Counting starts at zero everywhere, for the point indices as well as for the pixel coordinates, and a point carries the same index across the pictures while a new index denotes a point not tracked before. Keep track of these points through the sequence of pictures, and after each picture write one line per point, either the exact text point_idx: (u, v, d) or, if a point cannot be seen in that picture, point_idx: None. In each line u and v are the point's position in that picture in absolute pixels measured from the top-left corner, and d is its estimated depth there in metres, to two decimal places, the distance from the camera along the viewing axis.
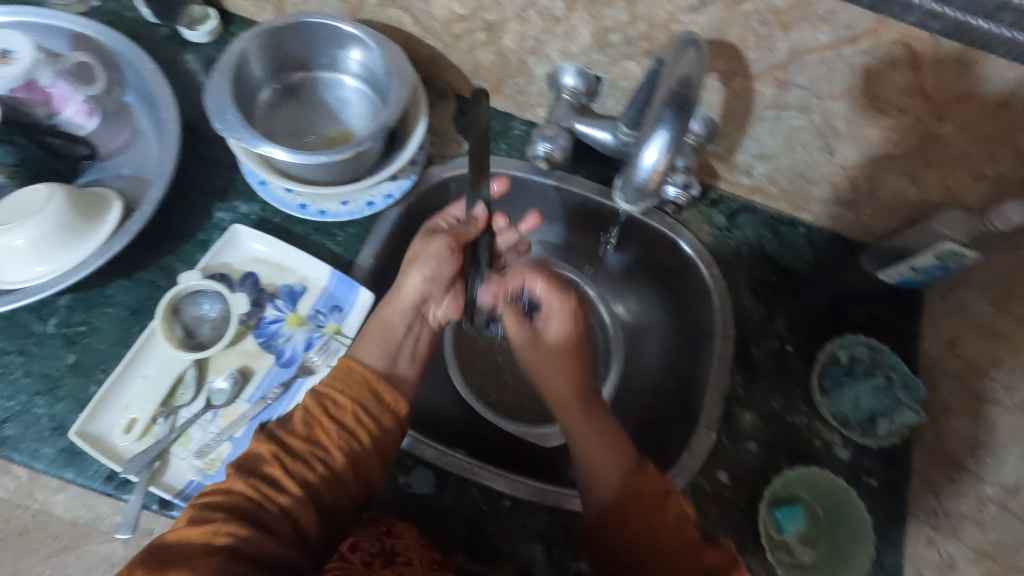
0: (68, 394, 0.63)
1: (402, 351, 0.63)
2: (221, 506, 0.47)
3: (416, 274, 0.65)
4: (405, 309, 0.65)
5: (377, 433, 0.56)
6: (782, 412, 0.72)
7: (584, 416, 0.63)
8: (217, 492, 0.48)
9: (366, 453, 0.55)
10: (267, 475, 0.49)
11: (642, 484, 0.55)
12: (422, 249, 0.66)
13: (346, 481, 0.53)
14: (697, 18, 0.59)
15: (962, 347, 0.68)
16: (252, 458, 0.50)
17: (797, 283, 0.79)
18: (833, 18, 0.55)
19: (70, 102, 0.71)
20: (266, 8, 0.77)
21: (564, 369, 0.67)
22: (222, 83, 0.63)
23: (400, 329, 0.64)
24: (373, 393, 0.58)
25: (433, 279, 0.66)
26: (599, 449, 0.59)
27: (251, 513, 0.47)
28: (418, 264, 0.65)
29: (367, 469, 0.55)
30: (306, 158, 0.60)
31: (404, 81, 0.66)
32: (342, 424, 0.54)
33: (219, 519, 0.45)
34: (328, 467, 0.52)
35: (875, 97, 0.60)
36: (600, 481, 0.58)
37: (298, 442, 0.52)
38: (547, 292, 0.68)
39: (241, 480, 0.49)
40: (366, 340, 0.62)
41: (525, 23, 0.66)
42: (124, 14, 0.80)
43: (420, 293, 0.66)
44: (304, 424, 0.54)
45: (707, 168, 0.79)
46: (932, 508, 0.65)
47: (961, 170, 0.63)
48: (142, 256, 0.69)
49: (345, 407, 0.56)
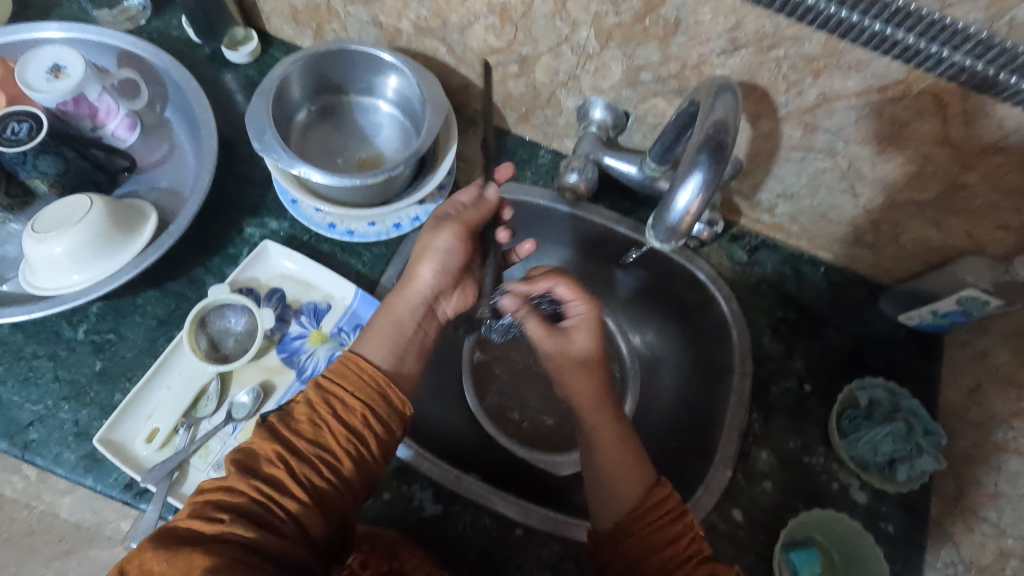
0: (93, 401, 0.63)
1: (410, 348, 0.61)
2: (224, 505, 0.47)
3: (426, 267, 0.64)
4: (415, 303, 0.63)
5: (384, 435, 0.54)
6: (799, 452, 0.71)
7: (613, 425, 0.59)
8: (220, 490, 0.48)
9: (370, 455, 0.53)
10: (269, 477, 0.49)
11: (664, 500, 0.55)
12: (430, 240, 0.64)
13: (351, 483, 0.52)
14: (728, 61, 0.61)
15: (984, 396, 0.67)
16: (254, 456, 0.50)
17: (816, 322, 0.79)
18: (863, 67, 0.56)
19: (114, 116, 0.73)
20: (306, 32, 0.80)
21: (591, 377, 0.61)
22: (263, 104, 0.65)
23: (410, 323, 0.62)
24: (382, 394, 0.56)
25: (442, 271, 0.64)
26: (620, 459, 0.57)
27: (255, 514, 0.47)
28: (428, 257, 0.64)
29: (370, 470, 0.54)
30: (340, 180, 0.62)
31: (437, 109, 0.68)
32: (350, 427, 0.53)
33: (225, 519, 0.46)
34: (333, 471, 0.51)
35: (901, 145, 0.61)
36: (618, 496, 0.55)
37: (301, 443, 0.51)
38: (573, 295, 0.66)
39: (243, 480, 0.48)
40: (375, 336, 0.60)
41: (558, 58, 0.68)
42: (170, 33, 0.83)
43: (429, 287, 0.64)
44: (310, 424, 0.52)
45: (729, 205, 0.80)
46: (950, 559, 0.64)
47: (985, 219, 0.63)
48: (172, 267, 0.70)
49: (353, 408, 0.54)
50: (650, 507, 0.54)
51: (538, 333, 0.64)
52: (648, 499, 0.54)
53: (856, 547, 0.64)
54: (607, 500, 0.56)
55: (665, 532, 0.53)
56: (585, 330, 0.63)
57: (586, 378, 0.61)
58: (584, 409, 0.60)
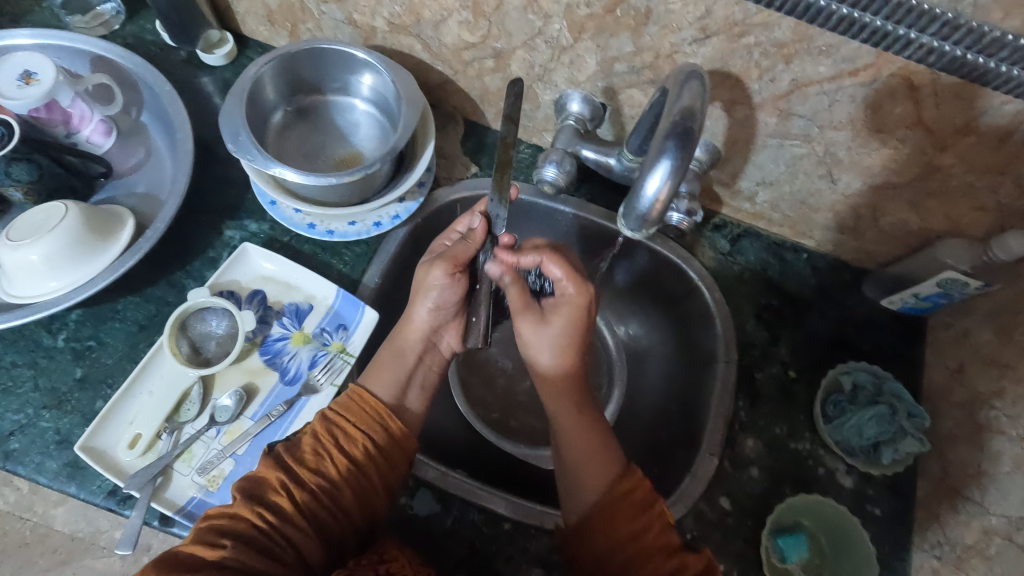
0: (74, 409, 0.63)
1: (413, 380, 0.63)
2: (227, 531, 0.46)
3: (420, 306, 0.64)
4: (417, 341, 0.64)
5: (385, 468, 0.56)
6: (785, 438, 0.72)
7: (576, 415, 0.59)
8: (224, 516, 0.47)
9: (372, 485, 0.54)
10: (273, 505, 0.49)
11: (633, 488, 0.54)
12: (423, 278, 0.64)
13: (351, 512, 0.53)
14: (700, 49, 0.61)
15: (967, 376, 0.68)
16: (259, 484, 0.50)
17: (799, 309, 0.79)
18: (833, 51, 0.56)
19: (88, 122, 0.72)
20: (282, 33, 0.80)
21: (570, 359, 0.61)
22: (236, 105, 0.65)
23: (411, 357, 0.63)
24: (384, 427, 0.57)
25: (438, 308, 0.64)
26: (590, 447, 0.57)
27: (256, 541, 0.47)
28: (422, 297, 0.64)
29: (370, 502, 0.55)
30: (317, 179, 0.62)
31: (413, 106, 0.68)
32: (353, 458, 0.54)
33: (227, 546, 0.45)
34: (334, 500, 0.52)
35: (876, 128, 0.61)
36: (584, 488, 0.55)
37: (306, 473, 0.51)
38: (564, 278, 0.62)
39: (248, 506, 0.48)
40: (377, 370, 0.62)
41: (533, 51, 0.68)
42: (144, 37, 0.82)
43: (428, 326, 0.65)
44: (314, 454, 0.53)
45: (710, 194, 0.80)
46: (937, 539, 0.65)
47: (962, 200, 0.64)
48: (151, 272, 0.70)
49: (355, 439, 0.55)
50: (613, 499, 0.54)
51: (517, 305, 0.62)
52: (615, 487, 0.54)
53: (842, 530, 0.65)
54: (574, 490, 0.56)
55: (626, 528, 0.52)
56: (567, 309, 0.61)
57: (558, 359, 0.61)
58: (550, 394, 0.61)
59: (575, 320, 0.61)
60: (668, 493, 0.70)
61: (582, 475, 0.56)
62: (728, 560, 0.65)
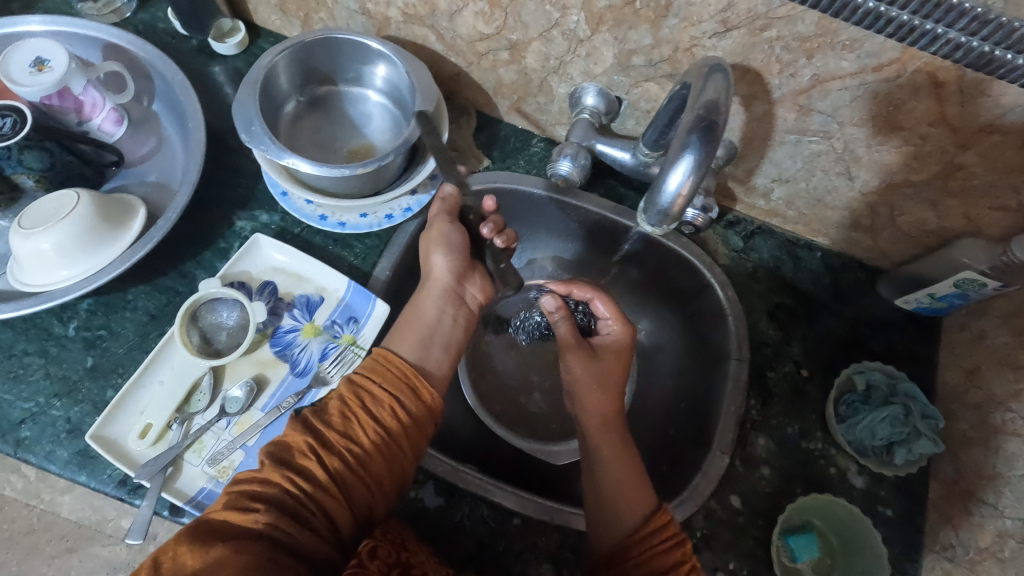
0: (85, 398, 0.63)
1: (435, 338, 0.61)
2: (259, 496, 0.46)
3: (436, 256, 0.65)
4: (437, 293, 0.64)
5: (414, 431, 0.54)
6: (797, 438, 0.71)
7: (620, 445, 0.61)
8: (253, 481, 0.47)
9: (399, 448, 0.53)
10: (302, 469, 0.49)
11: (663, 525, 0.54)
12: (427, 235, 0.66)
13: (381, 480, 0.52)
14: (720, 43, 0.60)
15: (983, 378, 0.67)
16: (288, 449, 0.50)
17: (813, 308, 0.78)
18: (856, 46, 0.55)
19: (100, 110, 0.71)
20: (294, 22, 0.79)
21: (608, 393, 0.64)
22: (249, 94, 0.64)
23: (432, 313, 0.63)
24: (411, 389, 0.56)
25: (453, 253, 0.65)
26: (628, 479, 0.57)
27: (287, 506, 0.47)
28: (435, 247, 0.65)
29: (401, 469, 0.54)
30: (330, 171, 0.61)
31: (427, 97, 0.67)
32: (381, 422, 0.53)
33: (259, 510, 0.45)
34: (364, 466, 0.51)
35: (897, 125, 0.60)
36: (620, 515, 0.55)
37: (333, 436, 0.51)
38: (613, 315, 0.69)
39: (277, 471, 0.48)
40: (400, 332, 0.61)
41: (549, 43, 0.67)
42: (156, 25, 0.81)
43: (450, 274, 0.65)
44: (342, 418, 0.52)
45: (724, 190, 0.79)
46: (948, 541, 0.64)
47: (983, 200, 0.63)
48: (162, 263, 0.70)
49: (383, 402, 0.54)
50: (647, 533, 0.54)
51: (567, 337, 0.67)
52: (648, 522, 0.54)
53: (853, 530, 0.65)
54: (609, 516, 0.56)
55: (661, 561, 0.52)
56: (613, 345, 0.68)
57: (601, 391, 0.64)
58: (594, 428, 0.62)
59: (620, 355, 0.67)
60: (678, 490, 0.70)
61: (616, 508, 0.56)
62: (738, 558, 0.65)
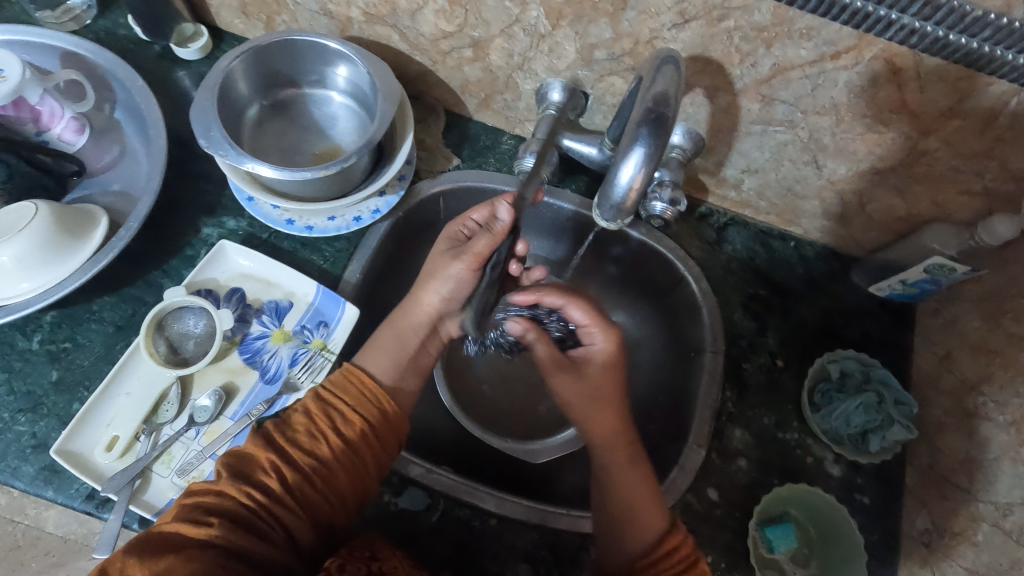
0: (51, 412, 0.62)
1: (413, 363, 0.61)
2: (213, 509, 0.45)
3: (432, 291, 0.62)
4: (422, 324, 0.62)
5: (380, 450, 0.54)
6: (773, 428, 0.71)
7: (633, 467, 0.58)
8: (208, 493, 0.46)
9: (364, 467, 0.53)
10: (261, 484, 0.48)
11: (678, 546, 0.53)
12: (441, 267, 0.62)
13: (342, 495, 0.52)
14: (680, 35, 0.59)
15: (955, 362, 0.67)
16: (248, 462, 0.49)
17: (787, 298, 0.78)
18: (815, 35, 0.55)
19: (59, 119, 0.71)
20: (257, 25, 0.78)
21: (610, 411, 0.60)
22: (208, 99, 0.63)
23: (413, 340, 0.62)
24: (380, 409, 0.55)
25: (451, 298, 0.62)
26: (640, 497, 0.56)
27: (243, 520, 0.46)
28: (436, 283, 0.62)
29: (364, 485, 0.54)
30: (292, 174, 0.60)
31: (390, 97, 0.66)
32: (347, 440, 0.52)
33: (214, 524, 0.44)
34: (326, 481, 0.51)
35: (861, 113, 0.60)
36: (631, 536, 0.54)
37: (297, 452, 0.50)
38: (589, 321, 0.62)
39: (235, 484, 0.47)
40: (376, 352, 0.60)
41: (511, 40, 0.67)
42: (117, 32, 0.80)
43: (437, 311, 0.62)
44: (306, 435, 0.51)
45: (696, 183, 0.79)
46: (925, 527, 0.64)
47: (948, 185, 0.63)
48: (128, 273, 0.69)
49: (351, 420, 0.53)
50: (660, 555, 0.53)
51: (546, 360, 0.62)
52: (661, 543, 0.53)
53: (830, 519, 0.65)
54: (621, 534, 0.55)
55: None
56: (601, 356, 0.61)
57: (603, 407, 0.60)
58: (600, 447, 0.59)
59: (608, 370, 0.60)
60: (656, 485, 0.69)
61: (634, 521, 0.55)
62: (717, 550, 0.65)
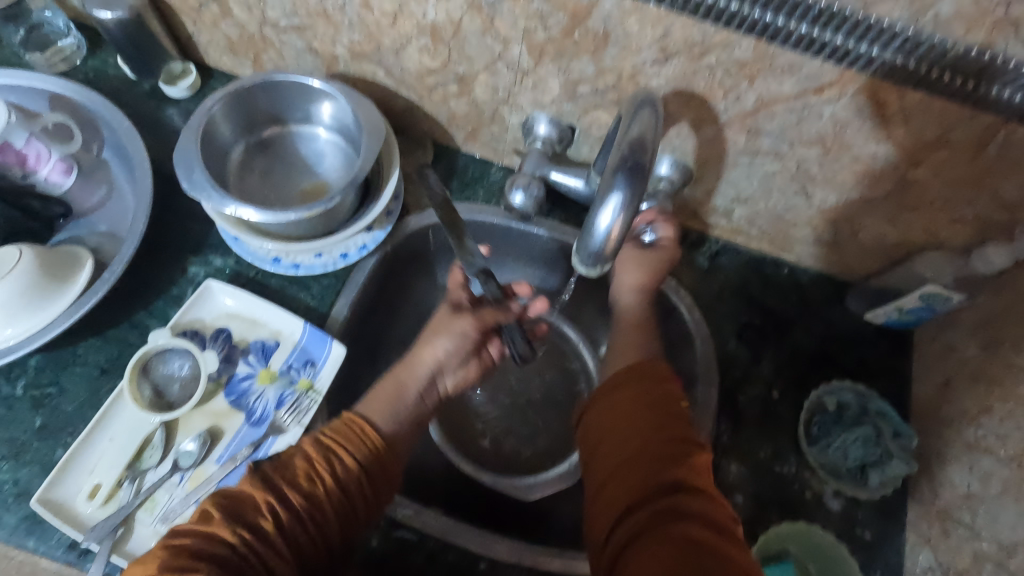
0: (33, 458, 0.61)
1: (412, 413, 0.59)
2: (202, 553, 0.44)
3: (437, 345, 0.60)
4: (423, 374, 0.60)
5: (372, 498, 0.53)
6: (770, 462, 0.70)
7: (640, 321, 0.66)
8: (197, 535, 0.45)
9: (355, 515, 0.52)
10: (259, 529, 0.47)
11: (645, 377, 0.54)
12: (444, 323, 0.61)
13: (329, 542, 0.51)
14: (662, 70, 0.59)
15: (954, 393, 0.66)
16: (245, 506, 0.47)
17: (782, 326, 0.77)
18: (796, 69, 0.54)
19: (45, 162, 0.70)
20: (245, 63, 0.79)
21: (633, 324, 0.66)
22: (191, 142, 0.63)
23: (413, 394, 0.59)
24: (376, 457, 0.54)
25: (457, 351, 0.60)
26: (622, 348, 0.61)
27: (232, 564, 0.45)
28: (441, 338, 0.60)
29: (352, 532, 0.52)
30: (275, 216, 0.60)
31: (375, 133, 0.66)
32: (345, 490, 0.51)
33: (200, 570, 0.43)
34: (319, 528, 0.49)
35: (846, 144, 0.60)
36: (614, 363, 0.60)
37: (296, 498, 0.49)
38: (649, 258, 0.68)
39: (227, 528, 0.46)
40: (379, 399, 0.58)
41: (495, 75, 0.67)
42: (107, 71, 0.81)
43: (439, 364, 0.60)
44: (307, 481, 0.50)
45: (686, 211, 0.78)
46: (928, 564, 0.62)
47: (941, 213, 0.62)
48: (114, 314, 0.68)
49: (350, 470, 0.52)
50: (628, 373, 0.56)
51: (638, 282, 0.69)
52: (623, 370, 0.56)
53: (830, 557, 0.63)
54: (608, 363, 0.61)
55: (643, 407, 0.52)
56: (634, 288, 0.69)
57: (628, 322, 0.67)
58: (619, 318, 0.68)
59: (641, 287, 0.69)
60: None
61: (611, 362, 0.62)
62: None
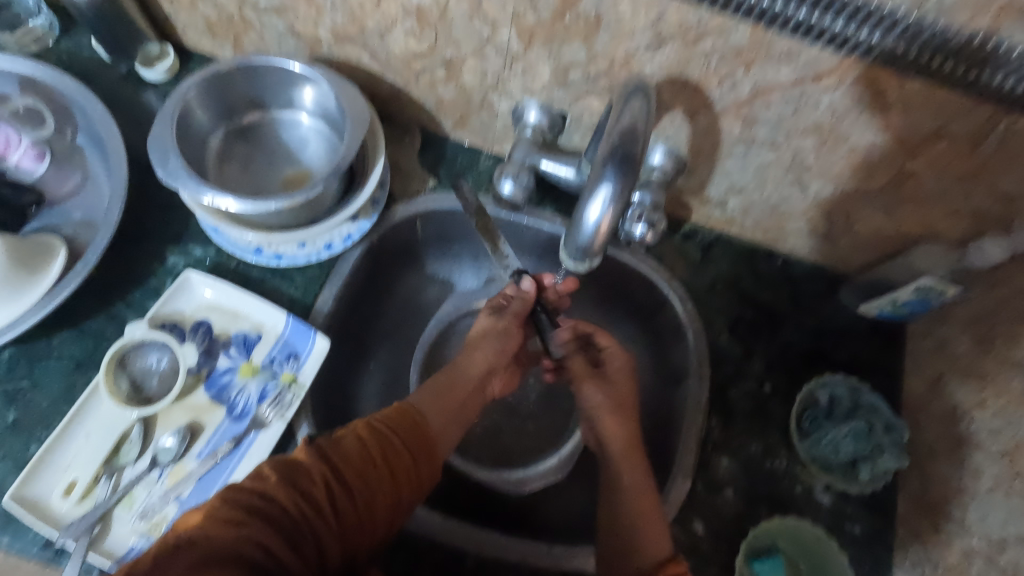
0: (7, 454, 0.60)
1: (462, 413, 0.61)
2: (254, 510, 0.43)
3: (484, 349, 0.66)
4: (473, 376, 0.63)
5: (417, 487, 0.51)
6: (761, 457, 0.69)
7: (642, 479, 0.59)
8: (249, 492, 0.44)
9: (401, 502, 0.50)
10: (309, 495, 0.46)
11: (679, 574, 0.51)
12: (487, 327, 0.68)
13: (375, 522, 0.49)
14: (655, 56, 0.57)
15: (947, 388, 0.65)
16: (299, 473, 0.47)
17: (774, 319, 0.76)
18: (794, 57, 0.53)
19: (15, 147, 0.69)
20: (225, 45, 0.76)
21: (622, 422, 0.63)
22: (166, 128, 0.60)
23: (462, 392, 0.62)
24: (425, 446, 0.53)
25: (501, 354, 0.67)
26: (651, 526, 0.55)
27: (282, 524, 0.44)
28: (487, 342, 0.66)
29: (394, 518, 0.50)
30: (255, 205, 0.58)
31: (359, 120, 0.64)
32: (393, 472, 0.50)
33: (252, 525, 0.42)
34: (366, 505, 0.48)
35: (843, 135, 0.58)
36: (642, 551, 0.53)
37: (348, 471, 0.48)
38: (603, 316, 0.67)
39: (280, 489, 0.45)
40: (433, 396, 0.60)
41: (483, 60, 0.64)
42: (81, 53, 0.78)
43: (488, 367, 0.65)
44: (359, 456, 0.49)
45: (679, 201, 0.77)
46: (917, 559, 0.62)
47: (938, 205, 0.61)
48: (90, 306, 0.66)
49: (402, 455, 0.51)
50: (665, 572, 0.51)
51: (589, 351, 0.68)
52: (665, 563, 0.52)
53: (819, 552, 0.63)
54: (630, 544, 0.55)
55: None
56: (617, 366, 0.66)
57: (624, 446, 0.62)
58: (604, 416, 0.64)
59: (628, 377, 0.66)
60: None
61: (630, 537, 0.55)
62: None
